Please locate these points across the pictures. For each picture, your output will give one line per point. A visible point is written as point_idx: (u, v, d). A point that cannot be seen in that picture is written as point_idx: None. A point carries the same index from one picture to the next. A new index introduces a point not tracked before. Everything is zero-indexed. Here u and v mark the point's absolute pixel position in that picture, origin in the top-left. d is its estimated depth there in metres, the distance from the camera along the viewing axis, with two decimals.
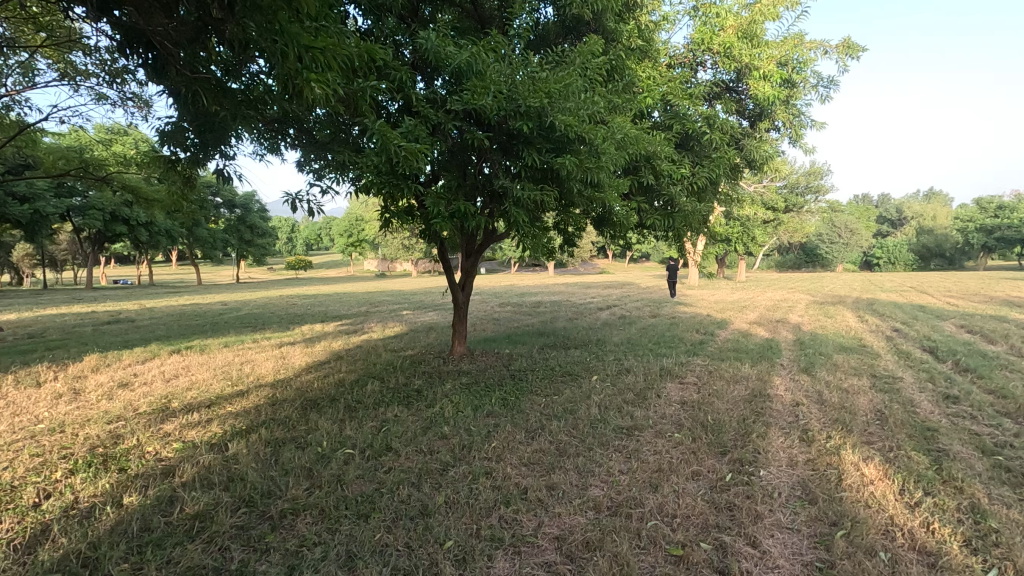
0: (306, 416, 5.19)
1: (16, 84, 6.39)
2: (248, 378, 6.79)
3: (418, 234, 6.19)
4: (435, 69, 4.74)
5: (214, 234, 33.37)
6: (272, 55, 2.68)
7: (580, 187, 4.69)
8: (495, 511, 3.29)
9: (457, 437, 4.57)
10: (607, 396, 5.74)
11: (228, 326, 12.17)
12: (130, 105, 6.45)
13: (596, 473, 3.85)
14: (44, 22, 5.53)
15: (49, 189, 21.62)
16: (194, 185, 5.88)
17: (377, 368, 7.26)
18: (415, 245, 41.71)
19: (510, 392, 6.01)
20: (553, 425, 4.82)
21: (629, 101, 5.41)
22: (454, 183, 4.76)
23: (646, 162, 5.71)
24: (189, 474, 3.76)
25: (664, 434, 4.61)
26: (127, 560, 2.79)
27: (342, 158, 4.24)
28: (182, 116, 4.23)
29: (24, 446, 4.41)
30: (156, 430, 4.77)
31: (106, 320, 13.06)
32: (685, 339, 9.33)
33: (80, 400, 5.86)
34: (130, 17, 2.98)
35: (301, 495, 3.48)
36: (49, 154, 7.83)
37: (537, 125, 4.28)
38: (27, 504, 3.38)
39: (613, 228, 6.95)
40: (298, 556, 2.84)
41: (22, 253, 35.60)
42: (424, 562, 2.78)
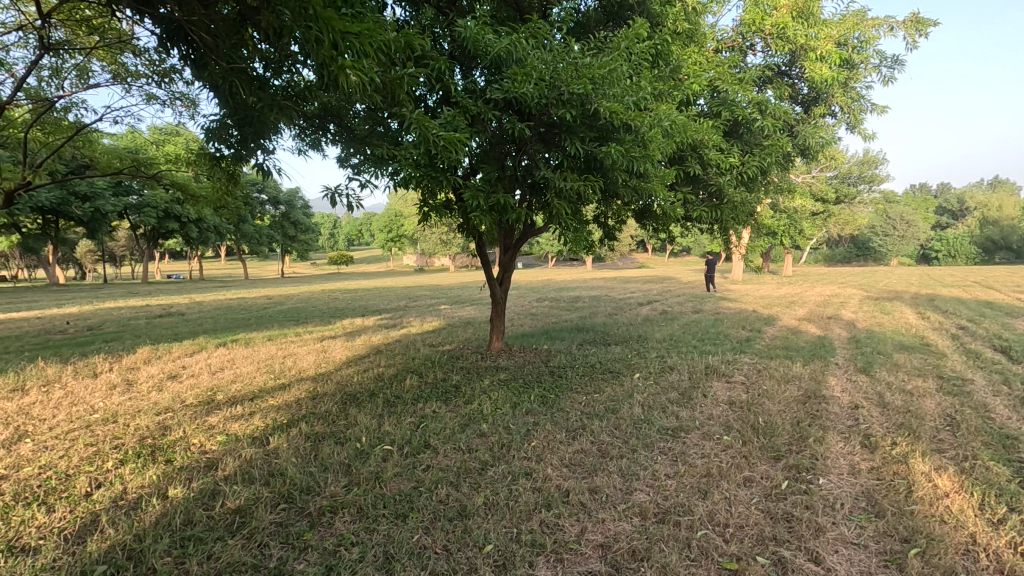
0: (346, 411, 5.20)
1: (73, 87, 6.63)
2: (290, 371, 6.88)
3: (457, 229, 6.11)
4: (474, 60, 4.63)
5: (260, 229, 34.47)
6: (308, 43, 2.60)
7: (625, 177, 4.51)
8: (536, 515, 3.16)
9: (495, 435, 4.47)
10: (650, 394, 5.54)
11: (273, 320, 12.47)
12: (177, 104, 6.59)
13: (641, 476, 3.68)
14: (97, 25, 5.68)
15: (107, 189, 22.73)
16: (238, 181, 5.96)
17: (415, 363, 7.24)
18: (453, 239, 42.10)
19: (550, 389, 5.88)
20: (594, 424, 4.66)
21: (675, 87, 5.18)
22: (493, 176, 4.66)
23: (692, 151, 5.45)
24: (232, 468, 3.79)
25: (712, 436, 4.39)
26: (170, 554, 2.79)
27: (380, 151, 4.20)
28: (224, 112, 4.26)
29: (78, 435, 4.55)
30: (202, 422, 4.86)
31: (160, 314, 13.61)
32: (731, 336, 8.96)
33: (132, 391, 6.06)
34: (171, 11, 2.98)
35: (340, 493, 3.45)
36: (105, 154, 8.12)
37: (581, 113, 4.12)
38: (79, 493, 3.46)
39: (656, 221, 6.71)
40: (336, 556, 2.79)
41: (85, 249, 37.77)
42: (463, 567, 2.69)
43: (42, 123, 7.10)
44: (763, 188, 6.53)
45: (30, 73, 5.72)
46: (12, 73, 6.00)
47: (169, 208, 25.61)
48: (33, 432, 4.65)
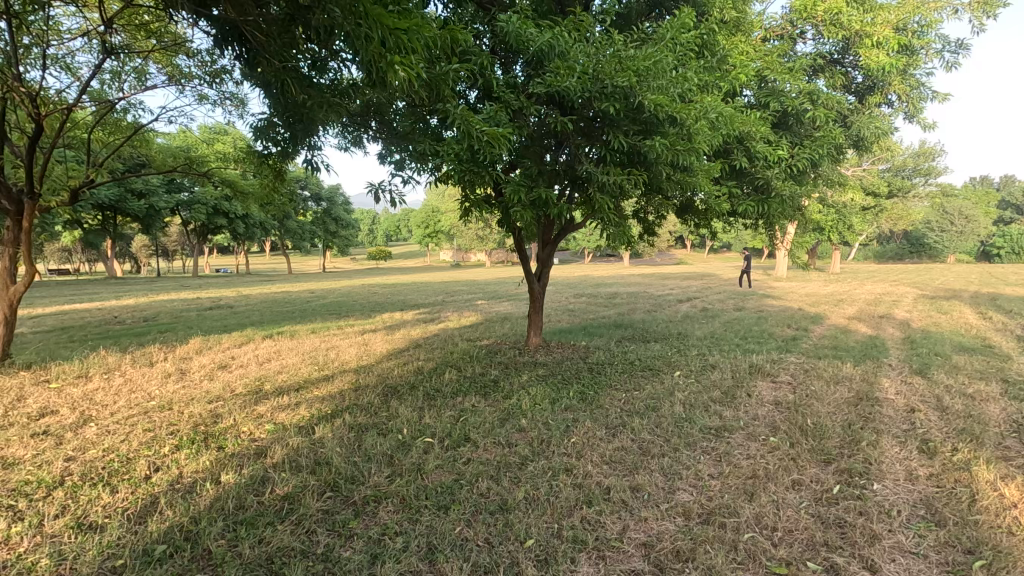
0: (387, 403, 5.30)
1: (132, 88, 6.93)
2: (333, 363, 7.06)
3: (495, 224, 6.12)
4: (515, 54, 4.63)
5: (303, 225, 35.48)
6: (357, 40, 2.62)
7: (669, 171, 4.42)
8: (577, 511, 3.14)
9: (535, 431, 4.47)
10: (692, 393, 5.43)
11: (316, 313, 12.80)
12: (227, 104, 6.82)
13: (683, 475, 3.61)
14: (154, 29, 5.93)
15: (161, 186, 23.80)
16: (285, 178, 6.13)
17: (453, 357, 7.32)
18: (489, 235, 42.36)
19: (589, 386, 5.84)
20: (635, 422, 4.61)
21: (721, 78, 5.04)
22: (534, 170, 4.66)
23: (739, 144, 5.30)
24: (280, 456, 3.92)
25: (757, 437, 4.28)
26: (224, 536, 2.91)
27: (423, 147, 4.25)
28: (274, 110, 4.40)
29: (138, 421, 4.79)
30: (251, 411, 5.04)
31: (210, 306, 14.17)
32: (775, 334, 8.70)
33: (186, 379, 6.34)
34: (225, 12, 3.07)
35: (383, 483, 3.52)
36: (160, 153, 8.47)
37: (625, 105, 4.05)
38: (139, 475, 3.63)
39: (698, 215, 6.56)
40: (380, 545, 2.84)
41: (140, 244, 39.80)
42: (505, 561, 2.69)
43: (104, 123, 7.46)
44: (812, 181, 6.29)
45: (93, 76, 6.01)
46: (78, 77, 6.33)
47: (218, 204, 26.67)
48: (96, 417, 4.91)
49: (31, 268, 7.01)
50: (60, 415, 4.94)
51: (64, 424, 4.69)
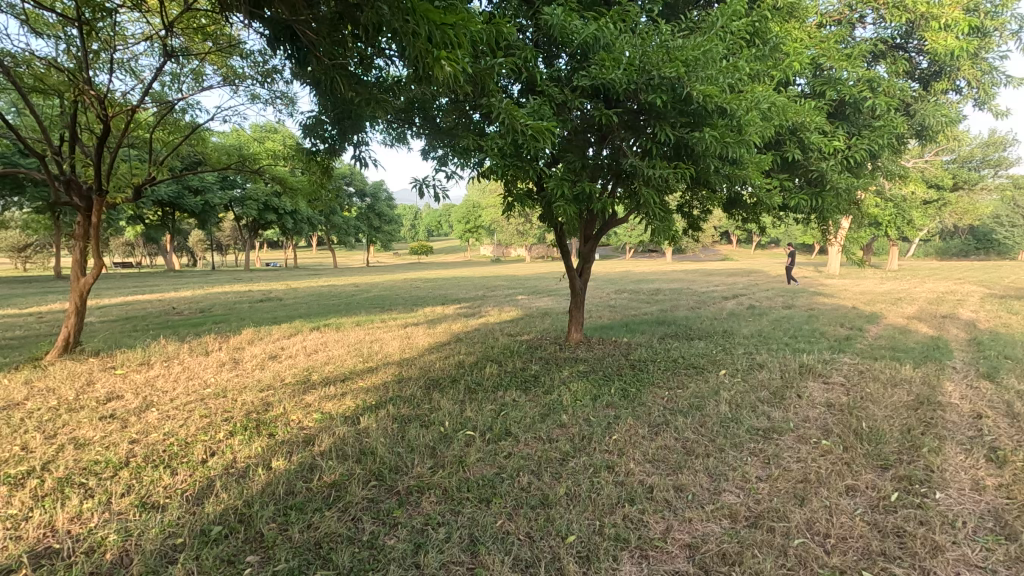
0: (429, 395, 5.38)
1: (190, 90, 7.25)
2: (377, 356, 7.21)
3: (537, 220, 6.09)
4: (559, 48, 4.58)
5: (348, 221, 36.37)
6: (404, 36, 2.65)
7: (717, 165, 4.29)
8: (619, 509, 3.11)
9: (576, 427, 4.44)
10: (739, 393, 5.28)
11: (360, 306, 13.11)
12: (277, 103, 7.05)
13: (730, 477, 3.51)
14: (210, 32, 6.17)
15: (215, 183, 24.86)
16: (332, 174, 6.28)
17: (494, 352, 7.35)
18: (530, 230, 42.35)
19: (631, 383, 5.76)
20: (678, 420, 4.52)
21: (774, 67, 4.86)
22: (577, 164, 4.62)
23: (791, 135, 5.10)
24: (327, 444, 4.04)
25: (808, 439, 4.12)
26: (275, 520, 3.02)
27: (466, 142, 4.27)
28: (322, 108, 4.50)
29: (195, 407, 5.03)
30: (299, 400, 5.21)
31: (261, 298, 14.72)
32: (827, 334, 8.36)
33: (239, 368, 6.61)
34: (278, 13, 3.16)
35: (426, 473, 3.58)
36: (215, 151, 8.83)
37: (672, 97, 3.96)
38: (197, 459, 3.81)
39: (746, 210, 6.36)
40: (424, 535, 2.89)
41: (196, 239, 41.72)
42: (547, 556, 2.69)
43: (164, 123, 7.83)
44: (870, 174, 5.99)
45: (154, 78, 6.31)
46: (140, 79, 6.67)
47: (268, 200, 27.65)
48: (157, 403, 5.18)
49: (99, 261, 7.41)
50: (125, 399, 5.24)
51: (129, 408, 4.97)
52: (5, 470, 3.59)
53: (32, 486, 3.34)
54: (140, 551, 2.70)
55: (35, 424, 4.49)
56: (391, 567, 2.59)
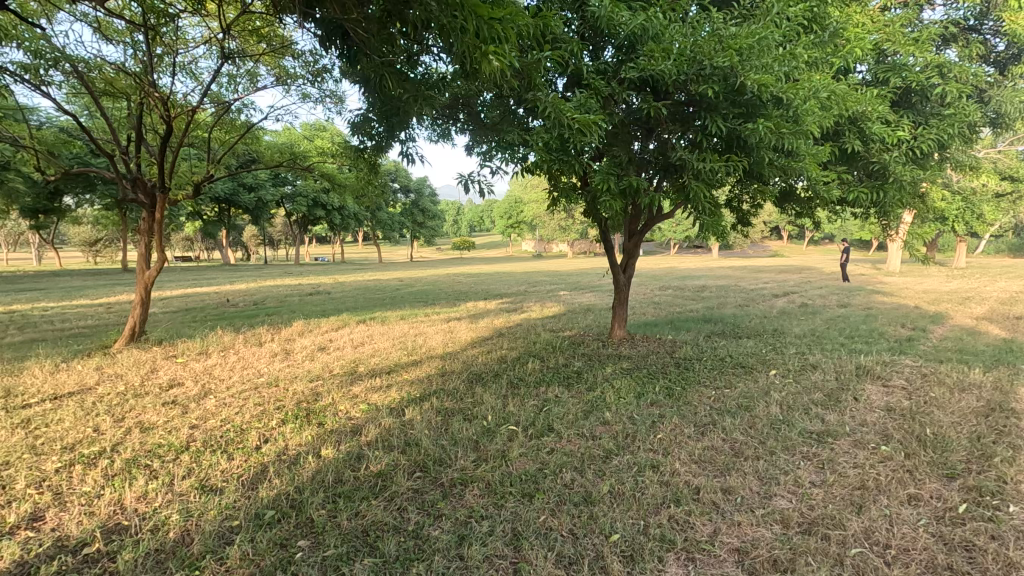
0: (472, 389, 5.43)
1: (245, 90, 7.53)
2: (421, 349, 7.33)
3: (581, 215, 6.02)
4: (606, 40, 4.51)
5: (393, 216, 37.06)
6: (452, 32, 2.65)
7: (772, 156, 4.13)
8: (664, 510, 3.05)
9: (619, 424, 4.39)
10: (790, 394, 5.09)
11: (404, 301, 13.36)
12: (327, 101, 7.24)
13: (781, 481, 3.39)
14: (265, 33, 6.39)
15: (268, 180, 25.82)
16: (378, 171, 6.40)
17: (536, 347, 7.35)
18: (572, 226, 42.04)
19: (676, 381, 5.64)
20: (726, 421, 4.40)
21: (834, 54, 4.63)
22: (623, 158, 4.54)
23: (851, 125, 4.87)
24: (373, 435, 4.14)
25: (866, 444, 3.94)
26: (325, 506, 3.11)
27: (512, 137, 4.26)
28: (371, 105, 4.59)
29: (250, 395, 5.25)
30: (347, 391, 5.36)
31: (310, 291, 15.21)
32: (886, 334, 7.95)
33: (290, 359, 6.85)
34: (330, 13, 3.23)
35: (469, 466, 3.61)
36: (268, 149, 9.14)
37: (725, 87, 3.83)
38: (251, 445, 3.97)
39: (800, 204, 6.11)
40: (467, 527, 2.92)
41: (250, 234, 43.51)
42: (590, 553, 2.67)
43: (221, 124, 8.16)
44: (937, 165, 5.65)
45: (213, 79, 6.58)
46: (199, 81, 6.97)
47: (318, 197, 28.52)
48: (215, 390, 5.44)
49: (162, 255, 7.79)
50: (185, 387, 5.53)
51: (189, 395, 5.23)
52: (79, 450, 3.84)
53: (103, 465, 3.57)
54: (200, 531, 2.83)
55: (106, 408, 4.79)
56: (435, 558, 2.62)
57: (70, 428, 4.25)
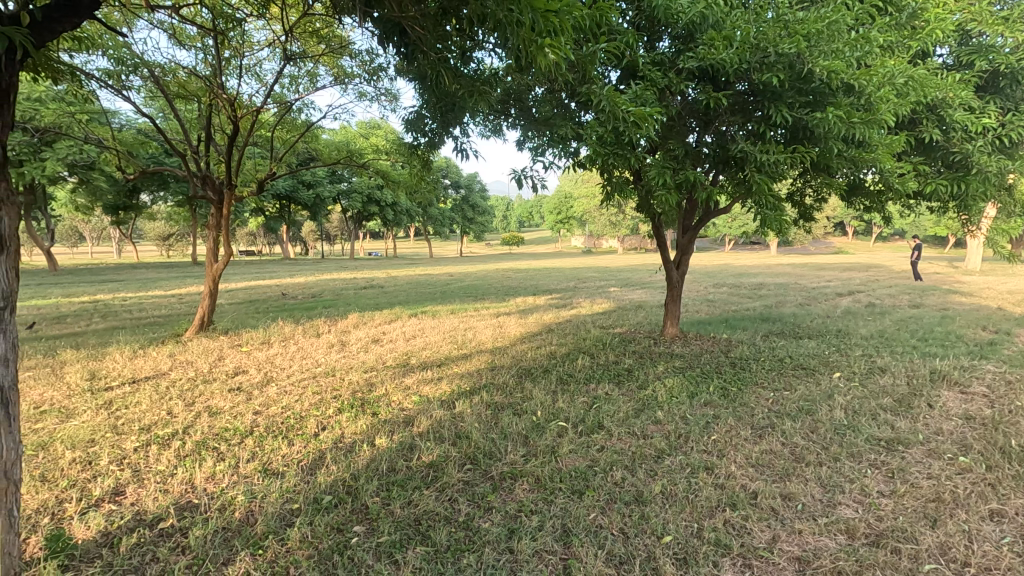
0: (522, 384, 5.45)
1: (305, 90, 7.80)
2: (470, 343, 7.41)
3: (634, 209, 5.90)
4: (663, 30, 4.41)
5: (443, 212, 37.61)
6: (508, 26, 2.64)
7: (840, 147, 3.91)
8: (720, 514, 2.96)
9: (672, 424, 4.29)
10: (856, 398, 4.83)
11: (454, 295, 13.54)
12: (382, 99, 7.40)
13: (846, 489, 3.22)
14: (324, 34, 6.60)
15: (326, 177, 26.76)
16: (431, 167, 6.50)
17: (586, 344, 7.29)
18: (623, 222, 41.35)
19: (731, 382, 5.46)
20: (786, 424, 4.22)
21: (911, 37, 4.35)
22: (679, 151, 4.43)
23: (929, 112, 4.55)
24: (425, 426, 4.22)
25: (941, 454, 3.69)
26: (379, 494, 3.20)
27: (565, 131, 4.22)
28: (425, 102, 4.67)
29: (309, 384, 5.48)
30: (400, 382, 5.49)
31: (365, 285, 15.68)
32: (965, 337, 7.40)
33: (345, 350, 7.08)
34: (387, 12, 3.28)
35: (519, 461, 3.63)
36: (326, 147, 9.44)
37: (792, 74, 3.67)
38: (310, 432, 4.13)
39: (870, 198, 5.77)
40: (517, 521, 2.93)
41: (309, 230, 45.26)
42: (641, 554, 2.62)
43: (283, 123, 8.50)
44: None
45: (276, 80, 6.86)
46: (263, 83, 7.28)
47: (372, 193, 29.31)
48: (276, 378, 5.70)
49: (229, 249, 8.18)
50: (249, 374, 5.81)
51: (252, 382, 5.50)
52: (155, 431, 4.11)
53: (176, 446, 3.80)
54: (264, 512, 2.97)
55: (178, 392, 5.10)
56: (485, 550, 2.65)
57: (147, 410, 4.56)
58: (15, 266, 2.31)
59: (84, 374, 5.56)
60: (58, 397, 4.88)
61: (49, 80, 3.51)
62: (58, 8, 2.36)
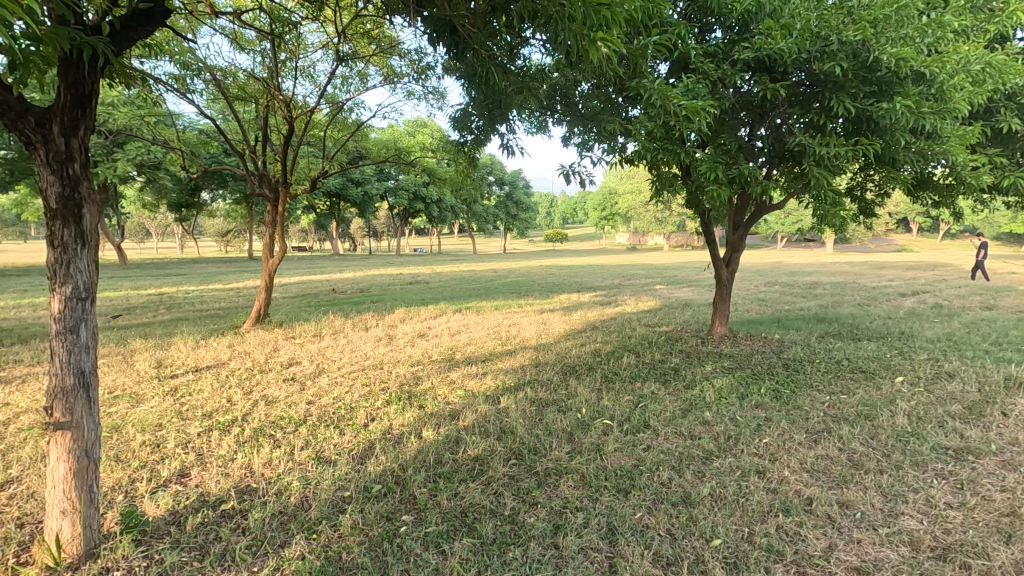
0: (566, 381, 5.45)
1: (356, 90, 8.00)
2: (515, 339, 7.44)
3: (683, 205, 5.77)
4: (717, 21, 4.29)
5: (487, 209, 37.90)
6: (558, 21, 2.62)
7: (908, 139, 3.71)
8: (772, 519, 2.87)
9: (721, 425, 4.19)
10: (920, 404, 4.58)
11: (498, 292, 13.60)
12: (430, 97, 7.51)
13: (910, 499, 3.06)
14: (376, 34, 6.75)
15: (374, 175, 27.43)
16: (477, 164, 6.56)
17: (632, 342, 7.18)
18: (668, 218, 40.52)
19: (784, 384, 5.27)
20: (843, 429, 4.04)
21: (988, 21, 4.08)
22: (732, 145, 4.30)
23: (1009, 99, 4.25)
24: (470, 420, 4.27)
25: (1018, 467, 3.45)
26: (426, 485, 3.26)
27: (613, 126, 4.17)
28: (473, 100, 4.72)
29: (358, 375, 5.64)
30: (446, 376, 5.58)
31: (410, 281, 15.97)
32: None
33: (393, 344, 7.24)
34: (438, 11, 3.32)
35: (564, 457, 3.62)
36: (375, 146, 9.66)
37: (856, 63, 3.50)
38: (360, 423, 4.26)
39: (939, 193, 5.45)
40: (562, 517, 2.93)
41: (357, 226, 46.52)
42: (690, 556, 2.58)
43: (335, 123, 8.76)
44: None
45: (328, 81, 7.06)
46: (317, 84, 7.52)
47: (418, 190, 29.84)
48: (327, 369, 5.90)
49: (284, 245, 8.48)
50: (302, 365, 6.04)
51: (305, 373, 5.72)
52: (216, 417, 4.33)
53: (236, 432, 3.99)
54: (317, 498, 3.08)
55: (237, 381, 5.35)
56: (531, 544, 2.66)
57: (209, 397, 4.81)
58: (95, 260, 2.47)
59: (152, 362, 5.92)
60: (129, 383, 5.21)
61: (122, 86, 3.72)
62: (134, 18, 2.54)
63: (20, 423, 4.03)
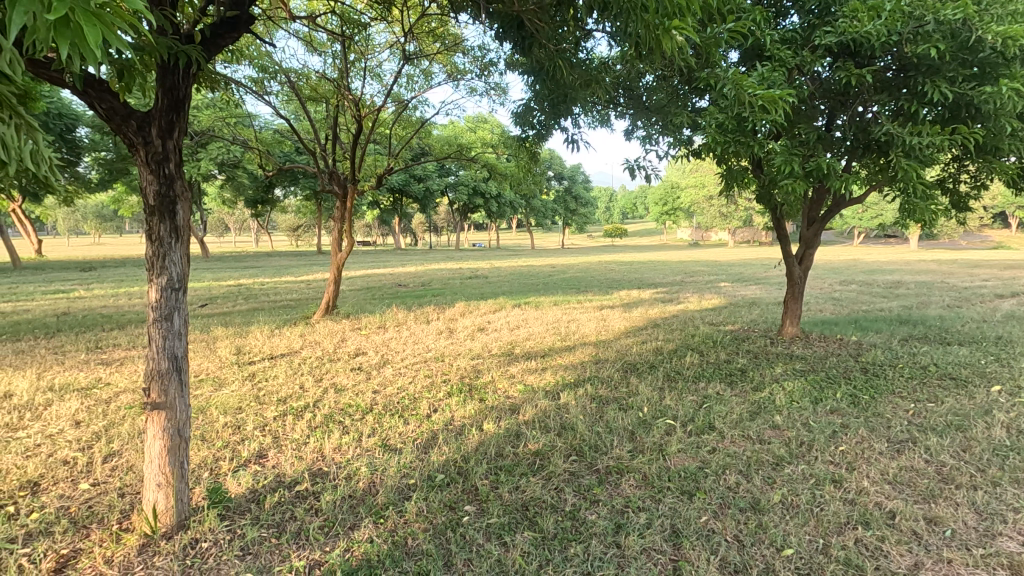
0: (627, 378, 5.36)
1: (420, 88, 8.18)
2: (574, 335, 7.40)
3: (754, 199, 5.52)
4: (795, 4, 4.08)
5: (546, 204, 37.80)
6: (629, 12, 2.56)
7: (1013, 125, 3.39)
8: (849, 531, 2.72)
9: (792, 430, 3.99)
10: (1021, 416, 4.18)
11: (556, 287, 13.55)
12: (492, 93, 7.55)
13: (1009, 518, 2.81)
14: (440, 32, 6.87)
15: (435, 172, 27.99)
16: (538, 159, 6.56)
17: (695, 340, 6.97)
18: (733, 213, 39.02)
19: (862, 389, 4.96)
20: (931, 440, 3.76)
21: None
22: (810, 136, 4.08)
23: None
24: (530, 415, 4.29)
25: None
26: (488, 477, 3.30)
27: (682, 118, 4.05)
28: (536, 94, 4.71)
29: (421, 367, 5.79)
30: (505, 370, 5.62)
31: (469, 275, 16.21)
32: None
33: (454, 337, 7.37)
34: (504, 7, 3.32)
35: (626, 456, 3.57)
36: (437, 142, 9.85)
37: (954, 43, 3.24)
38: (422, 413, 4.37)
39: None
40: (624, 516, 2.89)
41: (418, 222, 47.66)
42: (759, 563, 2.48)
43: (400, 121, 8.99)
44: None
45: (395, 80, 7.25)
46: (383, 83, 7.73)
47: (478, 186, 30.18)
48: (391, 360, 6.09)
49: (351, 239, 8.80)
50: (368, 356, 6.26)
51: (371, 363, 5.92)
52: (290, 403, 4.56)
53: (308, 418, 4.20)
54: (384, 484, 3.19)
55: (308, 369, 5.62)
56: (593, 542, 2.65)
57: (283, 384, 5.08)
58: (187, 253, 2.66)
59: (232, 349, 6.31)
60: (212, 368, 5.59)
61: (208, 89, 3.95)
62: (222, 25, 2.70)
63: (120, 402, 4.41)
